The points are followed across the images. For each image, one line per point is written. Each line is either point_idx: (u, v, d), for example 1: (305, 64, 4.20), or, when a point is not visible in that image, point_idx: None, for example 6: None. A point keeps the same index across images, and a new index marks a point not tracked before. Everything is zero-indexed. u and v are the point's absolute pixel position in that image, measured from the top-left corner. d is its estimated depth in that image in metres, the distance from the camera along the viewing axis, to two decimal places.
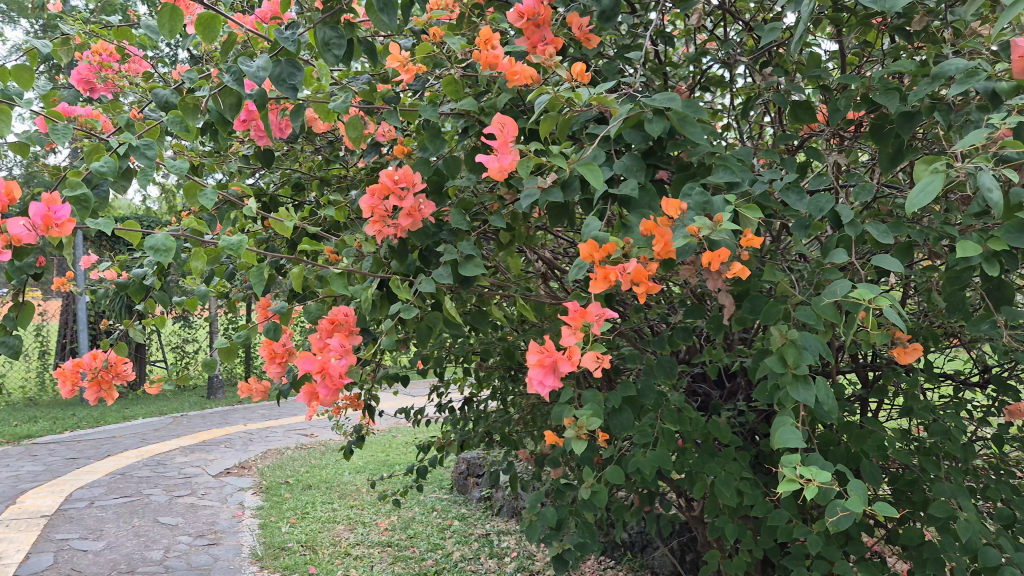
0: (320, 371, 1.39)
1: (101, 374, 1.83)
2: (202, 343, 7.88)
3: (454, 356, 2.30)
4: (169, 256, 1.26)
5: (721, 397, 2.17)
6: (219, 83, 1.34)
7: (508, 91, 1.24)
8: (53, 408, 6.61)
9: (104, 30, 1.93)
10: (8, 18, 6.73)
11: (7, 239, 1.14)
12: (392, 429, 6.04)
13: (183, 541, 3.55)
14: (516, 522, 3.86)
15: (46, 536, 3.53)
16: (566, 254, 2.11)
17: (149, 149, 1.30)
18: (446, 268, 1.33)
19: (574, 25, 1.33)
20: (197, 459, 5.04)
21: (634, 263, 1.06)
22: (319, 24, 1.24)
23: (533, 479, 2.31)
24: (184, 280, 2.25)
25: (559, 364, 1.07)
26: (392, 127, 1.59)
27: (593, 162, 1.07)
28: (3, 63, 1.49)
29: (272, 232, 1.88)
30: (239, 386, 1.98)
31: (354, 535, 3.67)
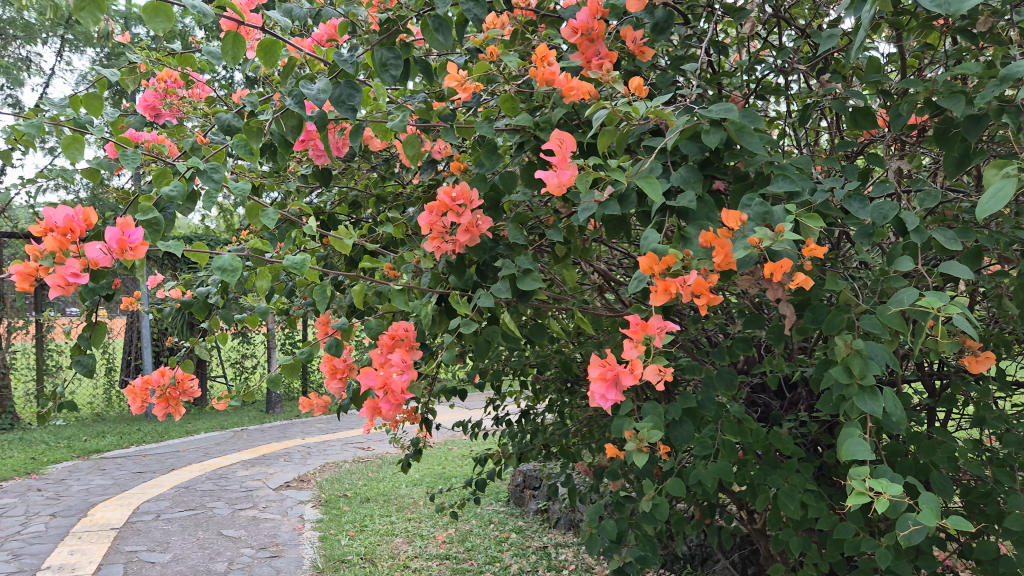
0: (383, 387, 1.42)
1: (169, 391, 1.88)
2: (260, 358, 8.03)
3: (510, 369, 2.30)
4: (236, 277, 1.30)
5: (782, 407, 2.14)
6: (281, 106, 1.38)
7: (563, 106, 1.25)
8: (119, 423, 6.80)
9: (169, 57, 2.00)
10: (74, 46, 6.98)
11: (84, 262, 1.18)
12: (448, 442, 6.07)
13: (246, 553, 3.62)
14: (573, 535, 3.85)
15: (116, 548, 3.64)
16: (623, 265, 2.10)
17: (215, 173, 1.34)
18: (504, 282, 1.34)
19: (628, 39, 1.34)
20: (257, 472, 5.13)
21: (695, 275, 1.06)
22: (376, 46, 1.27)
23: (591, 491, 2.30)
24: (246, 298, 2.31)
25: (621, 377, 1.07)
26: (449, 144, 1.61)
27: (651, 175, 1.07)
28: (75, 92, 1.55)
29: (331, 249, 1.91)
30: (300, 401, 2.02)
31: (413, 548, 3.70)
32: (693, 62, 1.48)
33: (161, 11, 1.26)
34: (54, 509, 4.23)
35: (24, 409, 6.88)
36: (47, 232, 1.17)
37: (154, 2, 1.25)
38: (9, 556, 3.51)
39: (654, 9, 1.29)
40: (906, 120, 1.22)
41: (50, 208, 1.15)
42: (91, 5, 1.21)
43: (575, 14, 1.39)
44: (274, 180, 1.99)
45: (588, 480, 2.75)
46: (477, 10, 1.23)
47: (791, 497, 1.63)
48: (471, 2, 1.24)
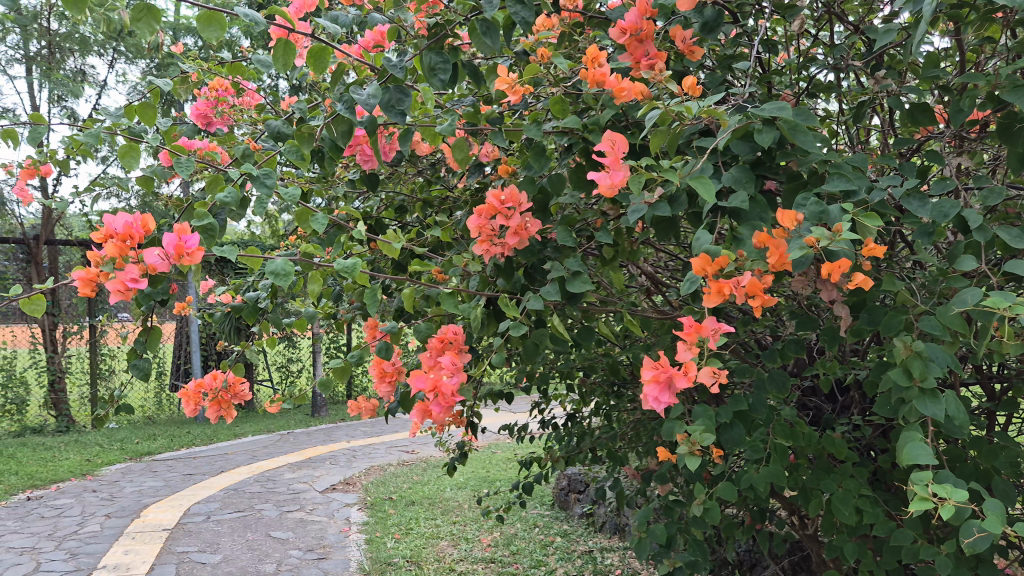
0: (432, 390, 1.40)
1: (221, 394, 1.91)
2: (306, 362, 8.13)
3: (556, 372, 2.30)
4: (288, 281, 1.31)
5: (834, 411, 2.10)
6: (332, 112, 1.39)
7: (612, 108, 1.25)
8: (170, 426, 6.94)
9: (220, 67, 2.03)
10: (126, 58, 7.16)
11: (143, 268, 1.20)
12: (492, 446, 6.08)
13: (295, 555, 3.66)
14: (619, 539, 3.82)
15: (168, 549, 3.71)
16: (670, 268, 2.09)
17: (267, 178, 1.36)
18: (554, 284, 1.34)
19: (677, 38, 1.33)
20: (304, 475, 5.20)
21: (749, 276, 1.05)
22: (425, 50, 1.27)
23: (639, 495, 2.28)
24: (295, 303, 2.33)
25: (674, 380, 1.07)
26: (496, 148, 1.62)
27: (703, 175, 1.06)
28: (129, 102, 1.59)
29: (379, 253, 1.93)
30: (349, 405, 2.03)
31: (459, 551, 3.71)
32: (743, 61, 1.46)
33: (214, 21, 1.29)
34: (109, 510, 4.33)
35: (79, 412, 7.06)
36: (107, 239, 1.19)
37: (208, 12, 1.28)
38: (66, 555, 3.60)
39: (703, 8, 1.27)
40: (967, 116, 1.19)
41: (110, 216, 1.17)
42: (149, 17, 1.29)
43: (623, 15, 1.38)
44: (322, 186, 2.01)
45: (635, 485, 2.72)
46: (525, 13, 1.24)
47: (846, 502, 1.59)
48: (519, 6, 1.25)
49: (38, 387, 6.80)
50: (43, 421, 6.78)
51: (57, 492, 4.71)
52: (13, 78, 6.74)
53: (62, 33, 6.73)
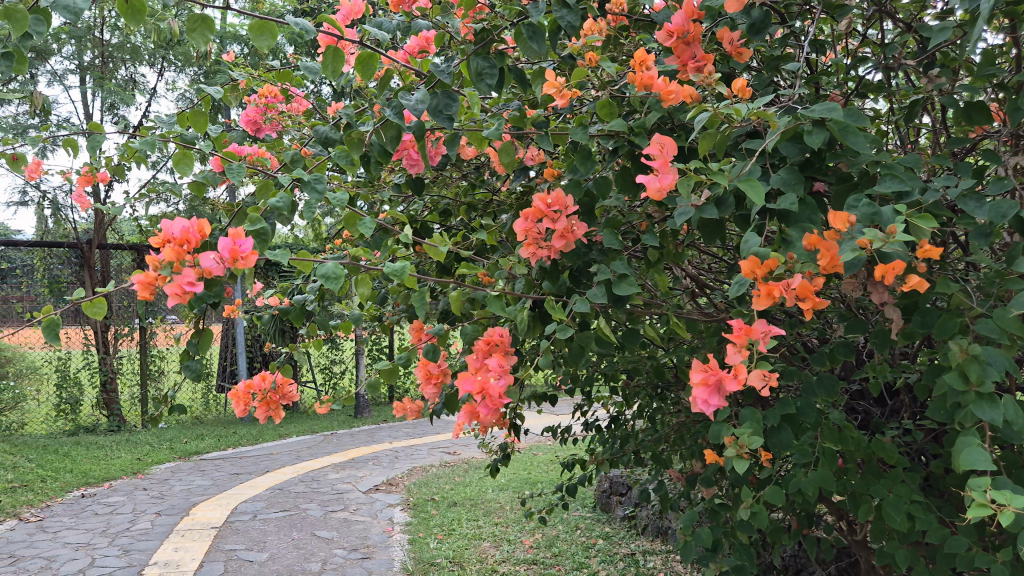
0: (480, 391, 1.40)
1: (270, 395, 1.94)
2: (349, 364, 8.22)
3: (600, 373, 2.29)
4: (340, 283, 1.34)
5: (883, 414, 2.06)
6: (381, 118, 1.41)
7: (658, 110, 1.25)
8: (217, 426, 7.07)
9: (269, 74, 2.08)
10: (175, 67, 7.34)
11: (199, 272, 1.24)
12: (534, 447, 6.09)
13: (339, 554, 3.71)
14: (662, 542, 3.81)
15: (217, 546, 3.78)
16: (715, 271, 2.08)
17: (318, 183, 1.39)
18: (600, 287, 1.35)
19: (725, 40, 1.32)
20: (348, 475, 5.26)
21: (799, 279, 1.05)
22: (472, 56, 1.29)
23: (684, 499, 2.26)
24: (342, 306, 2.37)
25: (724, 383, 1.08)
26: (541, 151, 1.64)
27: (752, 178, 1.06)
28: (181, 109, 1.66)
29: (424, 256, 1.95)
30: (394, 407, 2.05)
31: (501, 552, 3.72)
32: (791, 61, 1.46)
33: (266, 30, 1.32)
34: (159, 507, 4.43)
35: (129, 412, 7.23)
36: (165, 243, 1.23)
37: (259, 21, 1.30)
38: (120, 551, 3.69)
39: (751, 9, 1.26)
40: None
41: (168, 221, 1.21)
42: (203, 28, 1.33)
43: (669, 18, 1.39)
44: (369, 190, 2.04)
45: (680, 489, 2.71)
46: (571, 18, 1.26)
47: (897, 508, 1.56)
48: (565, 10, 1.26)
49: (91, 387, 6.99)
50: (96, 420, 6.96)
51: (111, 490, 4.84)
52: (68, 88, 6.94)
53: (114, 44, 6.92)
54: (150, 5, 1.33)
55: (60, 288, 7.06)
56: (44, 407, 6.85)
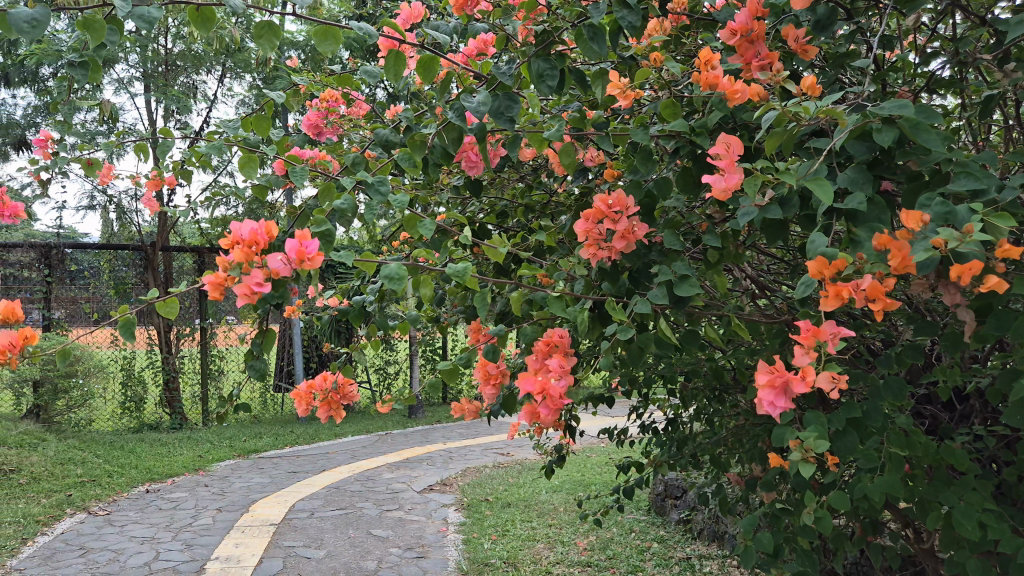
0: (540, 392, 1.41)
1: (330, 395, 1.96)
2: (403, 364, 8.30)
3: (657, 374, 2.28)
4: (402, 284, 1.36)
5: (951, 420, 2.01)
6: (443, 120, 1.43)
7: (721, 109, 1.24)
8: (276, 425, 7.20)
9: (331, 79, 2.12)
10: (234, 73, 7.52)
11: (267, 272, 1.26)
12: (588, 449, 6.07)
13: (394, 553, 3.75)
14: (718, 547, 3.75)
15: (275, 543, 3.86)
16: (776, 272, 2.05)
17: (382, 186, 1.42)
18: (661, 288, 1.34)
19: (789, 38, 1.30)
20: (403, 475, 5.32)
21: (870, 279, 1.02)
22: (533, 58, 1.30)
23: (743, 503, 2.22)
24: (401, 307, 2.39)
25: (790, 384, 1.07)
26: (601, 152, 1.64)
27: (820, 176, 1.04)
28: (246, 114, 1.71)
29: (483, 257, 1.96)
30: (452, 407, 2.06)
31: (555, 553, 3.71)
32: (857, 58, 1.43)
33: (329, 35, 1.36)
34: (220, 504, 4.53)
35: (190, 410, 7.42)
36: (234, 245, 1.25)
37: (323, 27, 1.34)
38: (183, 546, 3.79)
39: (816, 5, 1.24)
40: None
41: (238, 223, 1.23)
42: (269, 34, 1.37)
43: (731, 17, 1.38)
44: (428, 192, 2.07)
45: (738, 494, 2.67)
46: (632, 18, 1.25)
47: (968, 516, 1.51)
48: (626, 10, 1.26)
49: (154, 386, 7.18)
50: (159, 418, 7.14)
51: (173, 486, 4.97)
52: (133, 95, 7.16)
53: (176, 51, 7.10)
54: (219, 13, 1.37)
55: (126, 290, 7.28)
56: (110, 405, 6.98)
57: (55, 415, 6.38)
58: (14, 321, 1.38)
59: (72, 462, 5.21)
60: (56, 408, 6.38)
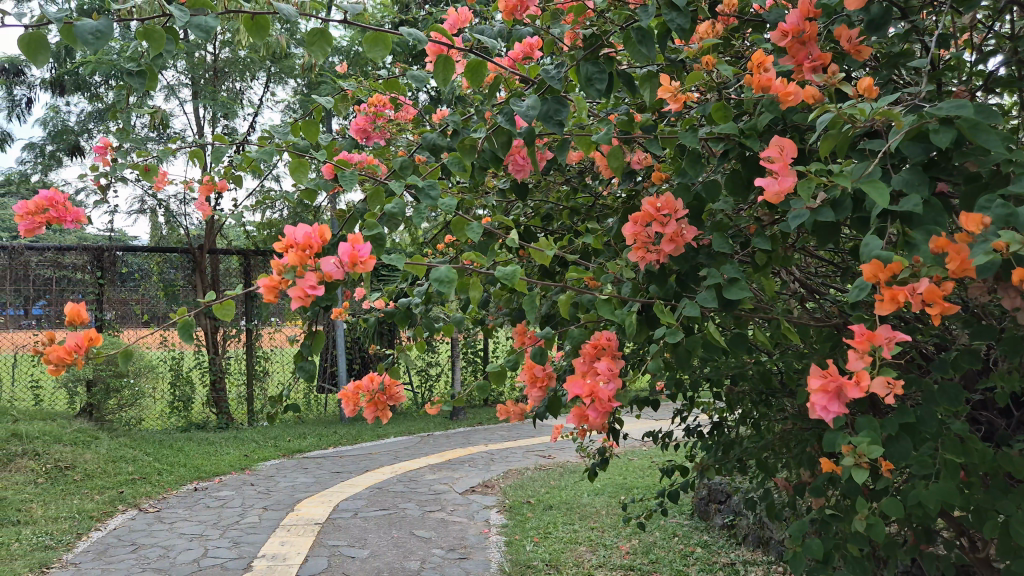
0: (589, 395, 1.42)
1: (377, 396, 1.98)
2: (445, 366, 8.34)
3: (703, 378, 2.26)
4: (452, 286, 1.37)
5: (1007, 426, 1.96)
6: (493, 124, 1.44)
7: (772, 111, 1.23)
8: (319, 426, 7.28)
9: (379, 84, 2.15)
10: (280, 78, 7.65)
11: (320, 275, 1.27)
12: (630, 453, 6.05)
13: (437, 554, 3.77)
14: (764, 553, 3.71)
15: (320, 542, 3.91)
16: (825, 275, 2.02)
17: (433, 190, 1.43)
18: (710, 291, 1.33)
19: (843, 38, 1.28)
20: (445, 476, 5.35)
21: (926, 283, 1.01)
22: (582, 61, 1.30)
23: (791, 509, 2.19)
24: (446, 309, 2.41)
25: (844, 389, 1.06)
26: (649, 155, 1.64)
27: (876, 179, 1.03)
28: (297, 120, 1.74)
29: (529, 260, 1.97)
30: (498, 409, 2.07)
31: (597, 557, 3.70)
32: (910, 58, 1.41)
33: (380, 40, 1.38)
34: (267, 503, 4.60)
35: (236, 410, 7.55)
36: (288, 248, 1.27)
37: (374, 33, 1.37)
38: (230, 543, 3.86)
39: (870, 5, 1.23)
40: None
41: (293, 226, 1.26)
42: (322, 41, 1.39)
43: (781, 17, 1.37)
44: (475, 196, 2.08)
45: (785, 500, 2.63)
46: (681, 20, 1.25)
47: None
48: (675, 13, 1.26)
49: (201, 386, 7.32)
50: (206, 418, 7.28)
51: (221, 485, 5.06)
52: (182, 101, 7.32)
53: (224, 58, 7.24)
54: (273, 22, 1.40)
55: (174, 292, 7.44)
56: (159, 404, 7.13)
57: (107, 414, 6.54)
58: (79, 324, 1.42)
59: (124, 459, 5.34)
60: (107, 407, 6.55)
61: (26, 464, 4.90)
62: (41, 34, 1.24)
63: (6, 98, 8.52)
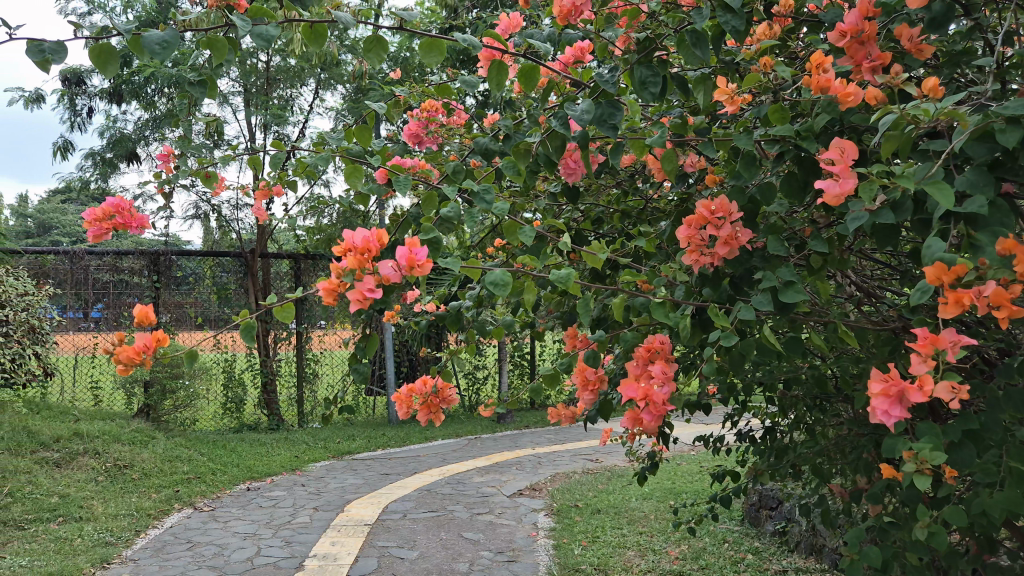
0: (643, 399, 1.42)
1: (430, 398, 2.00)
2: (491, 370, 8.38)
3: (756, 382, 2.23)
4: (506, 290, 1.38)
5: None
6: (547, 128, 1.45)
7: (831, 112, 1.22)
8: (367, 428, 7.37)
9: (432, 90, 2.17)
10: (328, 85, 7.78)
11: (378, 278, 1.30)
12: (678, 457, 6.00)
13: (485, 556, 3.79)
14: (817, 561, 3.65)
15: (370, 542, 3.95)
16: (882, 278, 1.99)
17: (488, 194, 1.45)
18: (765, 294, 1.32)
19: (903, 37, 1.27)
20: (493, 479, 5.37)
21: (992, 286, 0.99)
22: (636, 65, 1.30)
23: (847, 516, 2.15)
24: (496, 313, 2.42)
25: (906, 394, 1.04)
26: (702, 158, 1.63)
27: (940, 180, 1.01)
28: (350, 125, 1.76)
29: (580, 264, 1.97)
30: (550, 412, 2.08)
31: (646, 562, 3.68)
32: (973, 56, 1.39)
33: (435, 47, 1.40)
34: (317, 503, 4.67)
35: (286, 412, 7.67)
36: (347, 252, 1.30)
37: (430, 39, 1.39)
38: (283, 542, 3.93)
39: (932, 3, 1.21)
40: None
41: (352, 230, 1.28)
42: (378, 48, 1.41)
43: (839, 18, 1.36)
44: (526, 200, 2.10)
45: (840, 507, 2.58)
46: (735, 22, 1.24)
47: None
48: (730, 15, 1.25)
49: (253, 387, 7.46)
50: (257, 419, 7.42)
51: (273, 485, 5.16)
52: (235, 109, 7.48)
53: (275, 66, 7.39)
54: (331, 30, 1.42)
55: (227, 295, 7.60)
56: (213, 405, 7.30)
57: (163, 415, 6.71)
58: (148, 325, 1.46)
59: (179, 459, 5.47)
60: (164, 407, 6.71)
61: (87, 462, 5.06)
62: (109, 44, 1.28)
63: (69, 108, 8.81)
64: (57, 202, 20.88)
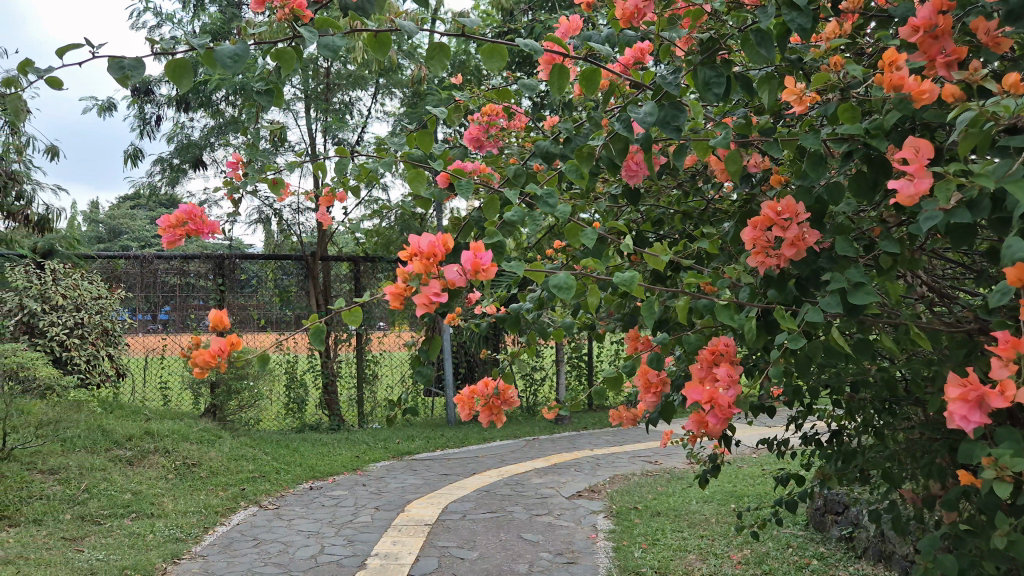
0: (708, 401, 1.40)
1: (492, 400, 2.00)
2: (549, 371, 8.38)
3: (822, 384, 2.19)
4: (570, 293, 1.38)
5: None
6: (609, 131, 1.45)
7: (903, 109, 1.19)
8: (426, 429, 7.44)
9: (492, 92, 2.17)
10: (387, 90, 7.90)
11: (444, 283, 1.30)
12: (739, 461, 5.92)
13: (545, 557, 3.79)
14: (886, 567, 3.56)
15: (430, 542, 3.99)
16: (954, 277, 1.94)
17: (550, 198, 1.45)
18: (834, 296, 1.29)
19: (980, 31, 1.23)
20: (551, 480, 5.38)
21: None
22: (699, 66, 1.29)
23: (918, 523, 2.09)
24: (556, 314, 2.43)
25: (986, 399, 1.01)
26: (767, 158, 1.61)
27: (1021, 178, 0.98)
28: (413, 130, 1.78)
29: (642, 266, 1.96)
30: (612, 414, 2.07)
31: (708, 565, 3.63)
32: None
33: (496, 52, 1.41)
34: (378, 503, 4.74)
35: (347, 412, 7.80)
36: (412, 256, 1.31)
37: (491, 45, 1.40)
38: (346, 541, 3.99)
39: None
40: None
41: (417, 235, 1.30)
42: (441, 55, 1.43)
43: (911, 12, 1.33)
44: (587, 202, 2.09)
45: (911, 512, 2.52)
46: (802, 20, 1.22)
47: None
48: (796, 13, 1.23)
49: (314, 388, 7.60)
50: (319, 419, 7.55)
51: (335, 484, 5.24)
52: (297, 115, 7.63)
53: (335, 72, 7.52)
54: (395, 38, 1.44)
55: (288, 297, 7.75)
56: (276, 406, 7.46)
57: (229, 414, 6.89)
58: (221, 330, 1.51)
59: (244, 458, 5.60)
60: (229, 407, 6.89)
61: (158, 460, 5.22)
62: (185, 63, 1.33)
63: (138, 117, 9.09)
64: (127, 208, 21.60)
